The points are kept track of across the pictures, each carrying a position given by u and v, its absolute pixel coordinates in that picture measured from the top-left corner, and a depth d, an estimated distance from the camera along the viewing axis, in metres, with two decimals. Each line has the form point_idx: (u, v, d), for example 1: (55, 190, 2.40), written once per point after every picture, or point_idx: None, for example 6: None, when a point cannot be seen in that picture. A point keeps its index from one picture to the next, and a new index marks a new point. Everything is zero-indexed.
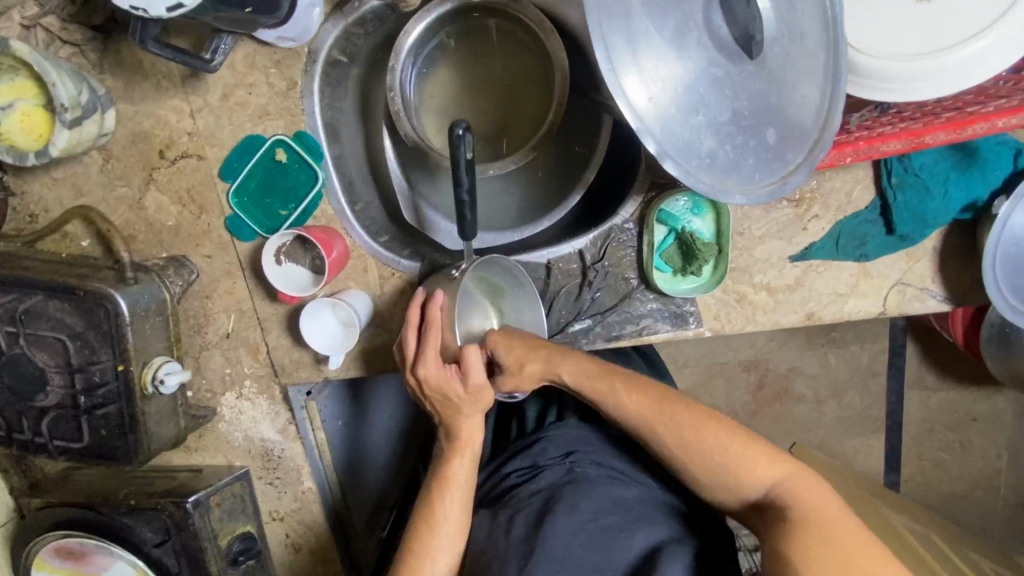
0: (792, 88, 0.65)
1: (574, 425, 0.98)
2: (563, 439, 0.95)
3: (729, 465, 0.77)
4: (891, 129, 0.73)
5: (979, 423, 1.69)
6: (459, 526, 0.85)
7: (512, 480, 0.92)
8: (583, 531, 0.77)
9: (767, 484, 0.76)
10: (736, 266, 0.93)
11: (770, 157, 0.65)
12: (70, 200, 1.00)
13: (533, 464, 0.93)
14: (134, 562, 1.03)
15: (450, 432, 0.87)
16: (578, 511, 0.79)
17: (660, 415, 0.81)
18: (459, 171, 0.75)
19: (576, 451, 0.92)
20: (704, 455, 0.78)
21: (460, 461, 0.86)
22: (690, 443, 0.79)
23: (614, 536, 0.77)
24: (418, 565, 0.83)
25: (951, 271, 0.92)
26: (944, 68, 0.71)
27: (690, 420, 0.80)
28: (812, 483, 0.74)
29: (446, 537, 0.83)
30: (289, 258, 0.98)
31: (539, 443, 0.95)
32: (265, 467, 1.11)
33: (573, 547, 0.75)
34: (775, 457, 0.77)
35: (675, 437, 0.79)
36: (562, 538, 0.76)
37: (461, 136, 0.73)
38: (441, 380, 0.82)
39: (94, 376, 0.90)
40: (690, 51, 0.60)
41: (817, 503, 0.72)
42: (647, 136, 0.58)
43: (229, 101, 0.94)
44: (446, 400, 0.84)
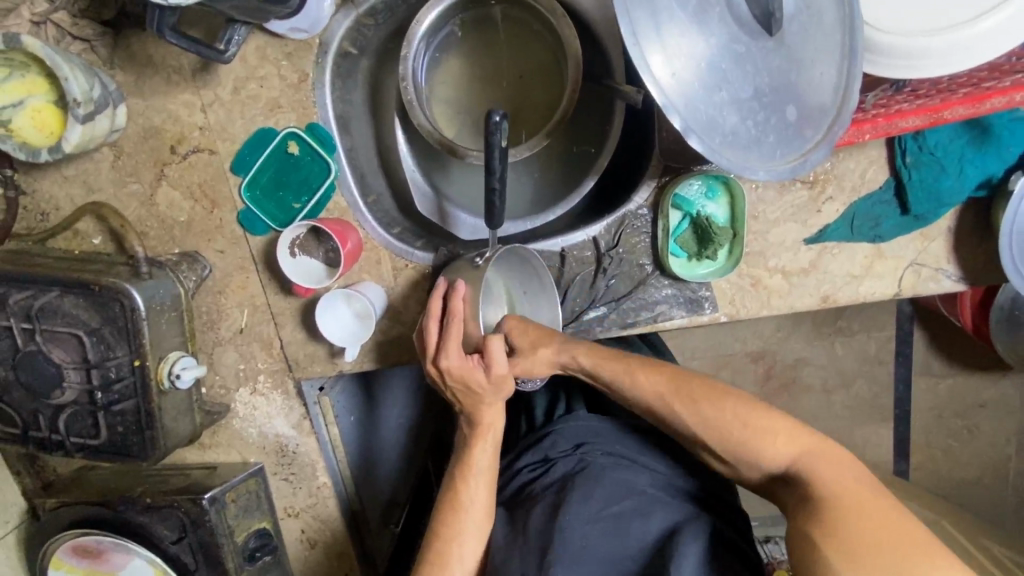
0: (812, 64, 0.65)
1: (582, 416, 0.97)
2: (573, 432, 0.94)
3: (749, 437, 0.75)
4: (909, 105, 0.74)
5: (988, 409, 1.69)
6: (483, 512, 0.85)
7: (527, 475, 0.92)
8: (597, 521, 0.77)
9: (789, 458, 0.74)
10: (750, 250, 0.93)
11: (791, 134, 0.65)
12: (81, 198, 1.00)
13: (545, 459, 0.92)
14: (151, 558, 1.02)
15: (472, 419, 0.88)
16: (592, 499, 0.79)
17: (679, 397, 0.80)
18: (493, 158, 0.74)
19: (587, 443, 0.91)
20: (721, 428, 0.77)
21: (483, 447, 0.87)
22: (708, 417, 0.78)
23: (630, 522, 0.77)
24: (444, 550, 0.84)
25: (964, 251, 0.92)
26: (961, 43, 0.70)
27: (709, 398, 0.79)
28: (835, 456, 0.72)
29: (471, 521, 0.84)
30: (302, 251, 0.97)
31: (550, 436, 0.95)
32: (280, 462, 1.11)
33: (590, 538, 0.76)
34: (793, 432, 0.74)
35: (692, 415, 0.79)
36: (577, 528, 0.76)
37: (496, 122, 0.73)
38: (464, 371, 0.82)
39: (110, 372, 0.90)
40: (711, 27, 0.60)
41: (846, 481, 0.69)
42: (672, 112, 0.57)
43: (241, 94, 0.94)
44: (469, 390, 0.85)
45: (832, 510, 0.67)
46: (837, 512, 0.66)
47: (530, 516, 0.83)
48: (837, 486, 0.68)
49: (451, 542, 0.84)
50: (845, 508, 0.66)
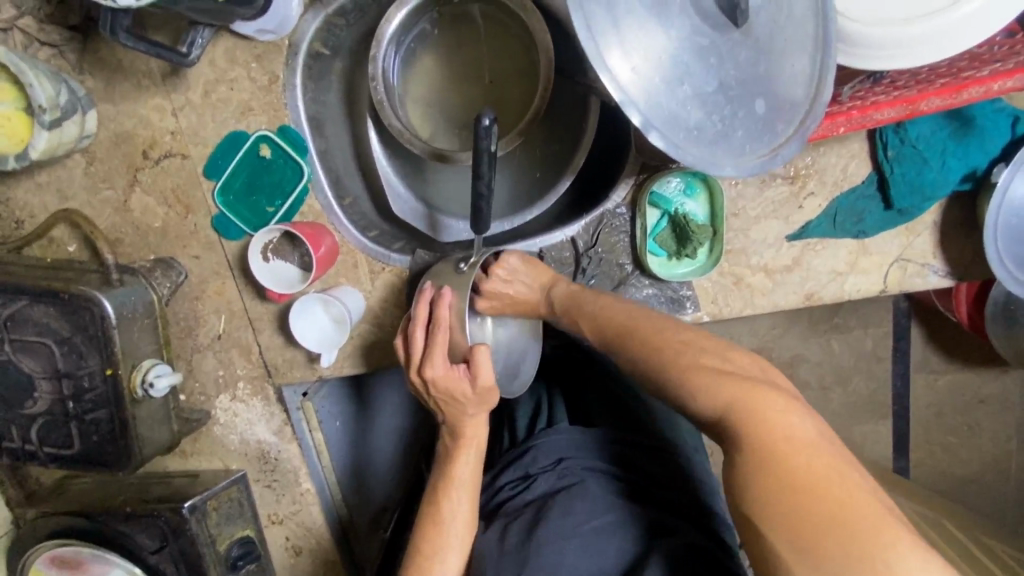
0: (781, 56, 0.64)
1: (564, 429, 0.93)
2: (553, 445, 0.91)
3: (690, 380, 0.71)
4: (884, 97, 0.72)
5: (987, 405, 1.66)
6: (467, 523, 0.83)
7: (506, 491, 0.90)
8: (575, 536, 0.75)
9: (723, 405, 0.67)
10: (732, 247, 0.91)
11: (760, 128, 0.63)
12: (54, 205, 0.99)
13: (525, 475, 0.89)
14: (131, 569, 1.02)
15: (454, 429, 0.86)
16: (571, 514, 0.78)
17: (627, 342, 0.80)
18: (481, 164, 0.72)
19: (567, 458, 0.89)
20: (667, 370, 0.74)
21: (466, 457, 0.85)
22: (654, 359, 0.76)
23: (606, 535, 0.76)
24: (427, 563, 0.82)
25: (951, 245, 0.90)
26: (935, 33, 0.68)
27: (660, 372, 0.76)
28: (779, 400, 0.65)
29: (454, 533, 0.82)
30: (276, 255, 0.96)
31: (530, 452, 0.92)
32: (262, 469, 1.10)
33: (567, 552, 0.74)
34: (736, 379, 0.69)
35: (642, 356, 0.78)
36: (554, 544, 0.75)
37: (485, 126, 0.69)
38: (449, 381, 0.81)
39: (82, 382, 0.89)
40: (672, 20, 0.58)
41: (781, 428, 0.63)
42: (631, 109, 0.56)
43: (212, 97, 0.93)
44: (453, 401, 0.83)
45: (757, 460, 0.62)
46: (759, 457, 0.61)
47: (507, 531, 0.81)
48: (773, 432, 0.62)
49: (432, 555, 0.82)
50: (786, 475, 0.60)
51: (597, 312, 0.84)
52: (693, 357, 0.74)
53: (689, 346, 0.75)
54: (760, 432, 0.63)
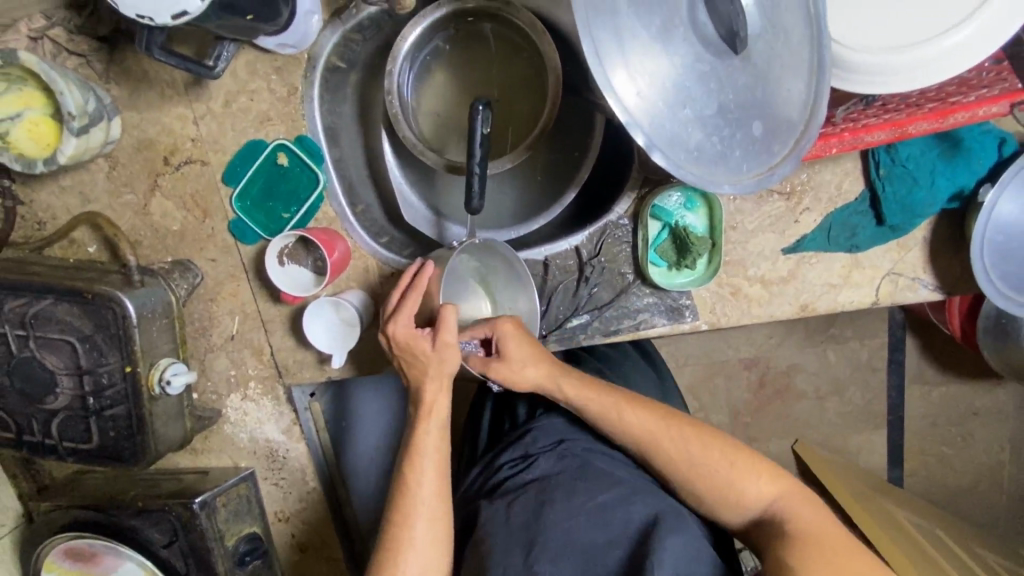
0: (777, 82, 0.67)
1: (563, 413, 0.91)
2: (553, 428, 0.87)
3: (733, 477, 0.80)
4: (876, 120, 0.75)
5: (980, 416, 1.70)
6: (435, 498, 0.82)
7: (505, 472, 0.82)
8: (581, 513, 0.72)
9: (768, 500, 0.79)
10: (730, 260, 0.95)
11: (757, 149, 0.67)
12: (77, 208, 1.02)
13: (525, 455, 0.84)
14: (142, 562, 1.05)
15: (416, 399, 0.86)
16: (577, 494, 0.74)
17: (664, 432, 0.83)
18: (474, 144, 0.78)
19: (567, 439, 0.85)
20: (710, 469, 0.80)
21: (427, 427, 0.85)
22: (696, 458, 0.81)
23: (613, 513, 0.72)
24: (396, 543, 0.81)
25: (940, 261, 0.93)
26: (924, 61, 0.72)
27: (699, 440, 0.82)
28: (807, 497, 0.78)
29: (421, 505, 0.82)
30: (291, 260, 0.99)
31: (530, 432, 0.87)
32: (271, 467, 1.13)
33: (573, 530, 0.70)
34: (776, 474, 0.80)
35: (681, 452, 0.82)
36: (561, 524, 0.71)
37: (478, 110, 0.77)
38: (411, 340, 0.83)
39: (102, 378, 0.92)
40: (675, 47, 0.62)
41: (814, 519, 0.75)
42: (636, 130, 0.59)
43: (232, 107, 0.97)
44: (418, 366, 0.84)
45: (801, 543, 0.72)
46: (805, 543, 0.72)
47: (509, 509, 0.75)
48: (821, 517, 0.76)
49: (405, 536, 0.81)
50: (831, 545, 0.71)
51: (626, 408, 0.84)
52: (731, 457, 0.81)
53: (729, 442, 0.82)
54: (800, 522, 0.75)
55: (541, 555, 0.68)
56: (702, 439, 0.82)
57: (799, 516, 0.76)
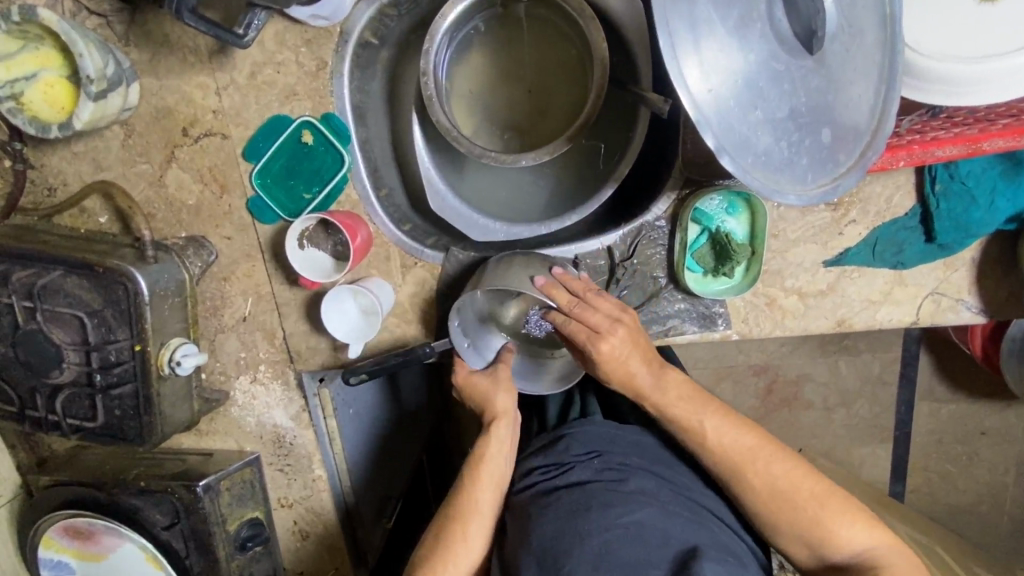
0: (850, 86, 0.63)
1: (599, 421, 0.85)
2: (590, 436, 0.82)
3: (827, 519, 0.76)
4: (946, 133, 0.71)
5: (989, 437, 1.67)
6: (493, 509, 0.83)
7: (536, 477, 0.80)
8: (617, 526, 0.66)
9: (855, 545, 0.76)
10: (768, 269, 0.91)
11: (824, 157, 0.63)
12: (89, 174, 0.98)
13: (558, 463, 0.79)
14: (142, 544, 1.01)
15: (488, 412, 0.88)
16: (614, 506, 0.69)
17: (753, 461, 0.78)
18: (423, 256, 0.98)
19: (604, 452, 0.79)
20: (796, 506, 0.77)
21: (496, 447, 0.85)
22: (785, 491, 0.77)
23: (650, 528, 0.67)
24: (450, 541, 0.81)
25: (986, 283, 0.90)
26: (1004, 74, 0.68)
27: (784, 468, 0.78)
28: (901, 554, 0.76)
29: (479, 511, 0.82)
30: (311, 243, 0.95)
31: (564, 439, 0.82)
32: (277, 453, 1.10)
33: (610, 545, 0.65)
34: (871, 523, 0.77)
35: (767, 485, 0.78)
36: (597, 537, 0.65)
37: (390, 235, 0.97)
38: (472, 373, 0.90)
39: (110, 355, 0.89)
40: (751, 43, 0.57)
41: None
42: (706, 130, 0.55)
43: (257, 79, 0.92)
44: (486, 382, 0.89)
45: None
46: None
47: (542, 520, 0.71)
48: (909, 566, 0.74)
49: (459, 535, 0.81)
50: None
51: (708, 417, 0.80)
52: (822, 498, 0.77)
53: (815, 478, 0.78)
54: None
55: (576, 570, 0.64)
56: (793, 470, 0.78)
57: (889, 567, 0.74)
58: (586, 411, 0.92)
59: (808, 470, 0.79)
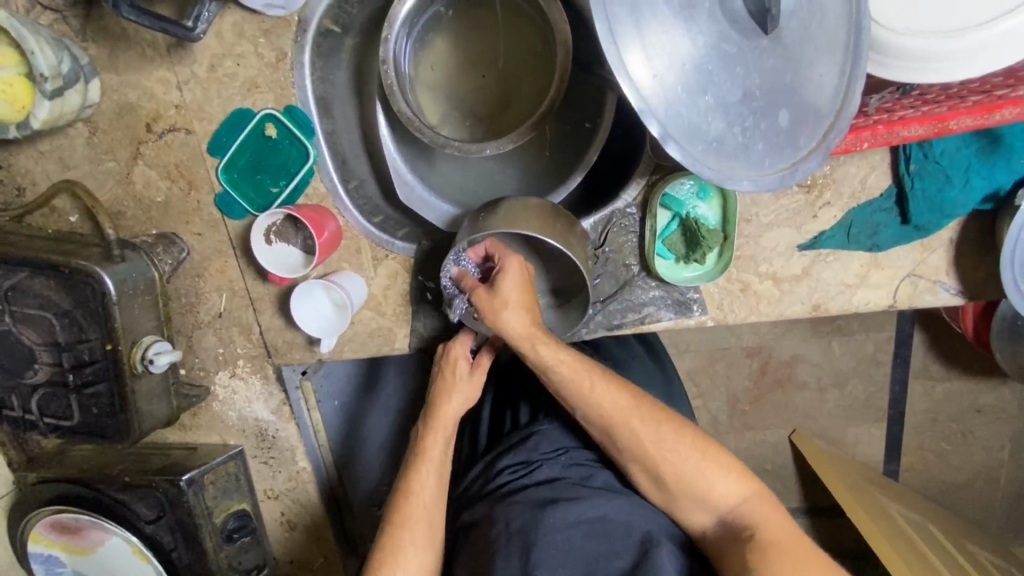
0: (809, 65, 0.61)
1: (565, 418, 0.87)
2: (558, 436, 0.85)
3: (704, 476, 0.76)
4: (913, 112, 0.68)
5: (983, 414, 1.66)
6: (428, 511, 0.83)
7: (505, 476, 0.80)
8: (581, 522, 0.69)
9: (733, 503, 0.76)
10: (742, 254, 0.90)
11: (782, 141, 0.61)
12: (56, 173, 0.97)
13: (526, 461, 0.81)
14: (128, 538, 1.03)
15: (433, 410, 0.87)
16: (580, 501, 0.71)
17: (638, 423, 0.78)
18: (396, 249, 0.98)
19: (570, 450, 0.83)
20: (673, 462, 0.77)
21: (436, 438, 0.86)
22: (665, 443, 0.77)
23: (613, 522, 0.70)
24: (397, 533, 0.82)
25: (966, 264, 0.88)
26: (973, 48, 0.65)
27: (668, 428, 0.78)
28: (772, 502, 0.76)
29: (416, 508, 0.83)
30: (279, 238, 0.95)
31: (533, 437, 0.84)
32: (259, 446, 1.11)
33: (574, 539, 0.68)
34: (743, 475, 0.77)
35: (653, 444, 0.77)
36: (562, 530, 0.68)
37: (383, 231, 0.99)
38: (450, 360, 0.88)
39: (83, 355, 0.89)
40: (698, 24, 0.55)
41: (777, 524, 0.74)
42: (649, 119, 0.53)
43: (217, 72, 0.90)
44: (443, 377, 0.88)
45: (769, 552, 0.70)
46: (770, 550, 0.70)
47: (509, 514, 0.72)
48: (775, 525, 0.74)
49: (412, 482, 0.84)
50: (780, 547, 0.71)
51: (597, 380, 0.80)
52: (700, 451, 0.77)
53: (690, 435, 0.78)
54: (768, 527, 0.73)
55: (541, 561, 0.66)
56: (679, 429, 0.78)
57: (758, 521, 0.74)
58: (555, 408, 0.94)
59: (688, 433, 0.78)
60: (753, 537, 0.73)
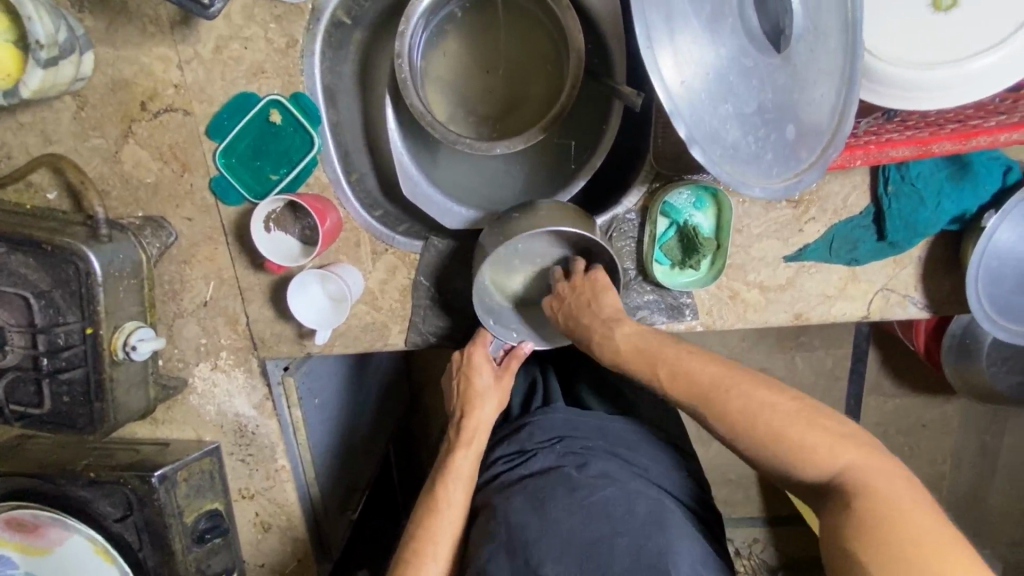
0: (814, 85, 0.66)
1: (560, 408, 0.87)
2: (551, 424, 0.84)
3: (796, 442, 0.64)
4: (899, 136, 0.75)
5: (929, 429, 1.76)
6: (457, 526, 0.80)
7: (501, 466, 0.82)
8: (580, 509, 0.68)
9: (837, 466, 0.63)
10: (732, 263, 0.94)
11: (788, 153, 0.65)
12: (36, 147, 0.92)
13: (521, 451, 0.82)
14: (93, 537, 0.97)
15: (462, 422, 0.88)
16: (579, 489, 0.71)
17: (708, 394, 0.69)
18: (397, 244, 0.97)
19: (566, 437, 0.82)
20: (760, 426, 0.66)
21: (468, 450, 0.85)
22: (742, 411, 0.67)
23: (613, 507, 0.69)
24: (419, 549, 0.77)
25: (932, 280, 0.95)
26: (952, 82, 0.71)
27: (742, 392, 0.67)
28: (894, 470, 0.61)
29: (446, 521, 0.79)
30: (277, 226, 0.93)
31: (526, 428, 0.86)
32: (237, 442, 1.07)
33: (574, 526, 0.66)
34: (845, 438, 0.63)
35: (722, 407, 0.68)
36: (561, 519, 0.67)
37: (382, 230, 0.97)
38: (477, 367, 0.90)
39: (58, 339, 0.84)
40: (723, 38, 0.60)
41: (905, 501, 0.59)
42: (678, 120, 0.57)
43: (222, 54, 0.89)
44: (469, 388, 0.90)
45: (889, 530, 0.57)
46: (892, 525, 0.57)
47: (507, 505, 0.72)
48: (895, 510, 0.58)
49: (442, 496, 0.81)
50: (904, 531, 0.56)
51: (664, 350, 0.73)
52: (790, 416, 0.65)
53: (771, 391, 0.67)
54: (885, 499, 0.59)
55: (544, 555, 0.65)
56: (759, 394, 0.67)
57: (873, 489, 0.60)
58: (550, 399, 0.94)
59: (772, 390, 0.67)
60: (856, 507, 0.59)
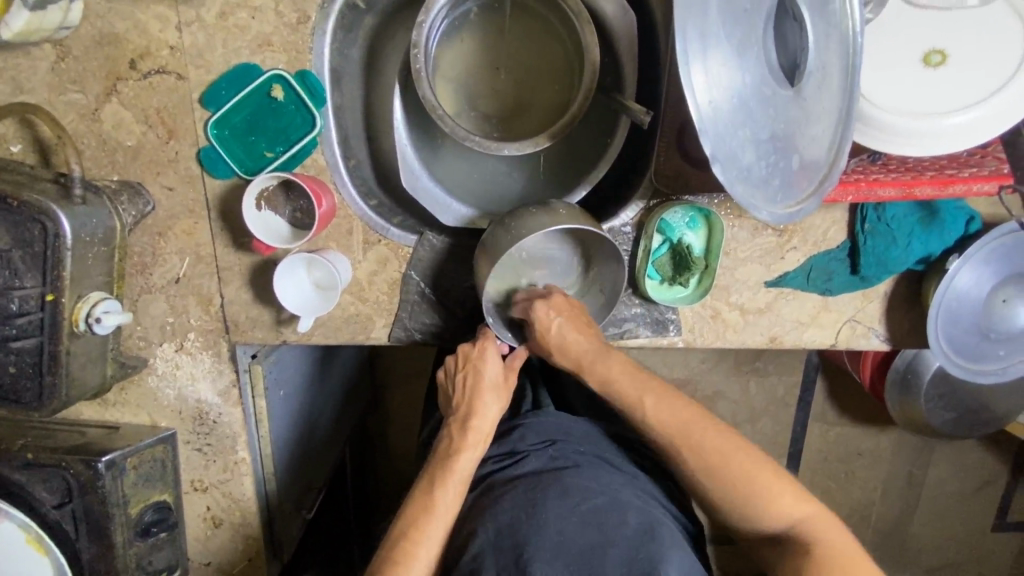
0: (819, 121, 0.71)
1: (553, 413, 0.90)
2: (543, 427, 0.86)
3: (767, 495, 0.76)
4: (885, 177, 0.81)
5: (864, 457, 1.86)
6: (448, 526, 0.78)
7: (492, 466, 0.83)
8: (574, 513, 0.68)
9: (791, 518, 0.75)
10: (718, 283, 0.98)
11: (792, 181, 0.69)
12: (6, 96, 0.86)
13: (513, 452, 0.84)
14: (24, 523, 0.88)
15: (464, 420, 0.84)
16: (571, 493, 0.71)
17: (689, 440, 0.79)
18: (392, 235, 0.95)
19: (558, 441, 0.83)
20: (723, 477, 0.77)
21: (470, 452, 0.82)
22: (710, 455, 0.78)
23: (606, 514, 0.69)
24: (408, 549, 0.75)
25: (894, 316, 1.02)
26: (935, 132, 0.78)
27: (710, 440, 0.79)
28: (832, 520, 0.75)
29: (439, 522, 0.77)
30: (268, 205, 0.89)
31: (518, 430, 0.87)
32: (195, 431, 1.00)
33: (567, 529, 0.67)
34: (800, 493, 0.76)
35: (697, 456, 0.78)
36: (554, 523, 0.67)
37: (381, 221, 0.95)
38: (482, 359, 0.86)
39: (13, 305, 0.78)
40: (747, 66, 0.64)
41: (843, 543, 0.72)
42: (704, 136, 0.60)
43: (227, 21, 0.85)
44: (475, 383, 0.86)
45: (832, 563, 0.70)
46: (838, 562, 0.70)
47: (498, 508, 0.71)
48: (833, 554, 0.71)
49: (437, 496, 0.79)
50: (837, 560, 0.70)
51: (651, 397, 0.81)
52: (754, 469, 0.77)
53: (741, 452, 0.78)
54: (831, 544, 0.72)
55: (534, 556, 0.64)
56: (730, 444, 0.78)
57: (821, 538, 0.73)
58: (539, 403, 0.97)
59: (743, 446, 0.78)
60: (811, 551, 0.72)
